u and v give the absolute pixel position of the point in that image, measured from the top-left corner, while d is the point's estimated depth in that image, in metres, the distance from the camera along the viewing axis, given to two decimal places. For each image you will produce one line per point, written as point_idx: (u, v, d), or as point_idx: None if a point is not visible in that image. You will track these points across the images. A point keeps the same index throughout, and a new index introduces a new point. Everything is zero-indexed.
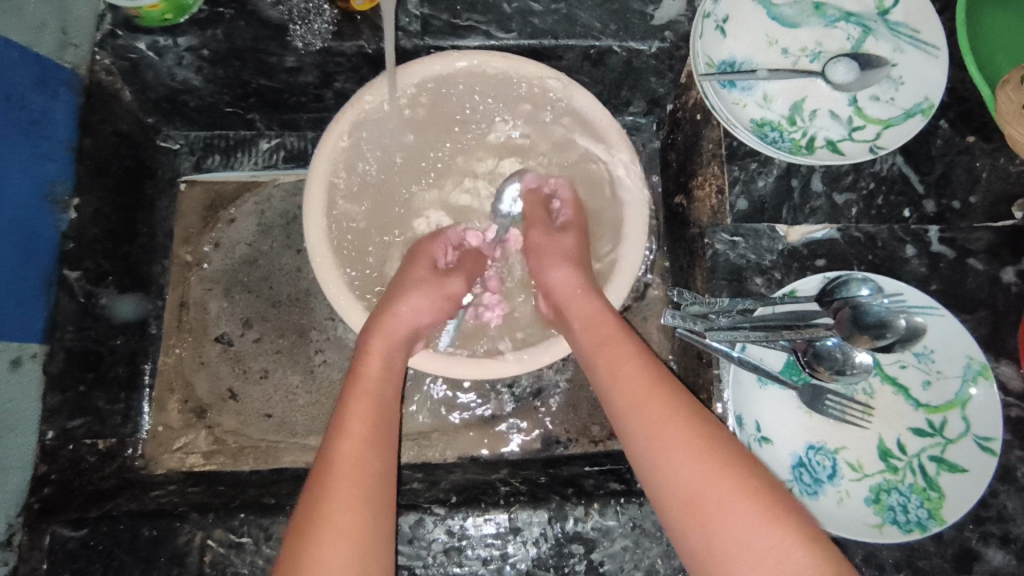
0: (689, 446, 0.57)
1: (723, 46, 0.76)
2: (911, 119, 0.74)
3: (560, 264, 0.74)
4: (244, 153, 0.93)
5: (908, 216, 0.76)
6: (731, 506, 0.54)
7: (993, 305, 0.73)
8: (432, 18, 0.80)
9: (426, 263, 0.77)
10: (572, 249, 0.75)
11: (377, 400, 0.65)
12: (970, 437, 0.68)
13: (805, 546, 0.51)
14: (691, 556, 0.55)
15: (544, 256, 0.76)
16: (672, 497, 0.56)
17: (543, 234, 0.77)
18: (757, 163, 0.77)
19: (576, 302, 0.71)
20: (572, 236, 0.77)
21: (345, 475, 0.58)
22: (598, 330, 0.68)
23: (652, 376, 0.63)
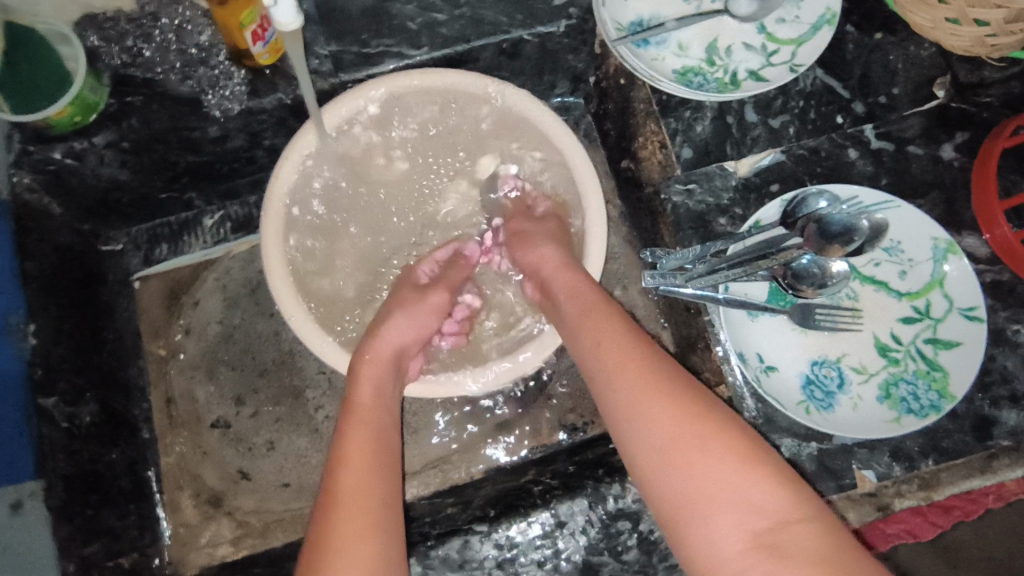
0: (669, 399, 0.57)
1: (628, 8, 0.78)
2: (820, 31, 0.77)
3: (540, 244, 0.75)
4: (191, 234, 0.91)
5: (842, 122, 0.78)
6: (710, 454, 0.53)
7: (942, 184, 0.76)
8: (342, 54, 0.81)
9: (411, 282, 0.79)
10: (553, 233, 0.77)
11: (369, 420, 0.64)
12: (955, 312, 0.71)
13: (788, 490, 0.51)
14: (670, 500, 0.53)
15: (528, 239, 0.77)
16: (652, 445, 0.56)
17: (525, 223, 0.79)
18: (690, 110, 0.78)
19: (551, 282, 0.72)
20: (549, 222, 0.79)
21: (348, 500, 0.57)
22: (582, 297, 0.69)
23: (635, 335, 0.63)
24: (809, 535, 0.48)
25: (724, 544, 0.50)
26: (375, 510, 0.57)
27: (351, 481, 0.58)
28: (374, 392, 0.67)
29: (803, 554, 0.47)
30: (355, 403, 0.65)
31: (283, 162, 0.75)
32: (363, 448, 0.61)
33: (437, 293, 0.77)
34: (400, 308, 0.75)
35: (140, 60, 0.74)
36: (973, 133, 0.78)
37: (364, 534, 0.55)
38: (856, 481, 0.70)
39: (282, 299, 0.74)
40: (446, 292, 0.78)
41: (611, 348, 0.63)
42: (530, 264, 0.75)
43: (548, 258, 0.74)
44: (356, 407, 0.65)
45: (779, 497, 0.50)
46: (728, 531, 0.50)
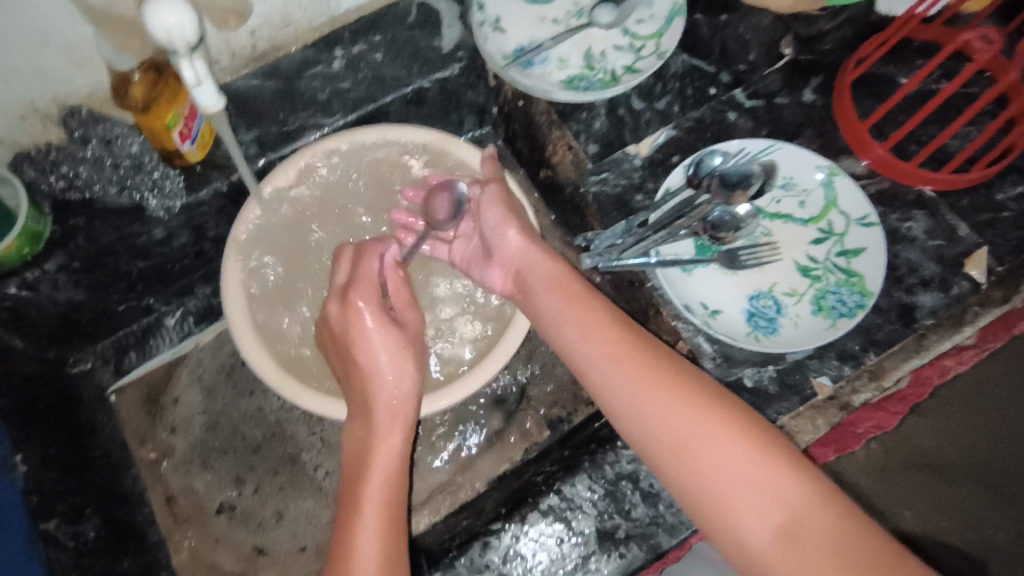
0: (671, 392, 0.58)
1: (508, 39, 0.89)
2: (674, 22, 0.89)
3: (504, 231, 0.76)
4: (157, 336, 0.93)
5: (716, 91, 0.90)
6: (715, 449, 0.55)
7: (812, 122, 0.88)
8: (265, 135, 0.91)
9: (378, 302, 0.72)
10: (514, 208, 0.78)
11: (383, 488, 0.65)
12: (854, 224, 0.81)
13: (797, 473, 0.53)
14: (685, 492, 0.56)
15: (508, 209, 0.78)
16: (659, 440, 0.58)
17: (501, 189, 0.79)
18: (585, 112, 0.88)
19: (527, 273, 0.75)
20: (510, 199, 0.80)
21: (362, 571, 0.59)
22: (563, 293, 0.70)
23: (619, 334, 0.65)
24: (823, 516, 0.51)
25: (749, 534, 0.52)
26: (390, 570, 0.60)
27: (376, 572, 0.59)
28: (387, 458, 0.67)
29: (818, 538, 0.50)
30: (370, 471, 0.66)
31: (234, 233, 0.81)
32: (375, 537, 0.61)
33: (410, 316, 0.74)
34: (395, 346, 0.71)
35: (77, 182, 0.79)
36: (824, 76, 0.90)
37: None
38: (815, 389, 0.76)
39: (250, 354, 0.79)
40: (415, 317, 0.75)
41: (605, 344, 0.64)
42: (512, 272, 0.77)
43: (516, 249, 0.75)
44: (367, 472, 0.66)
45: (789, 483, 0.53)
46: (749, 523, 0.52)
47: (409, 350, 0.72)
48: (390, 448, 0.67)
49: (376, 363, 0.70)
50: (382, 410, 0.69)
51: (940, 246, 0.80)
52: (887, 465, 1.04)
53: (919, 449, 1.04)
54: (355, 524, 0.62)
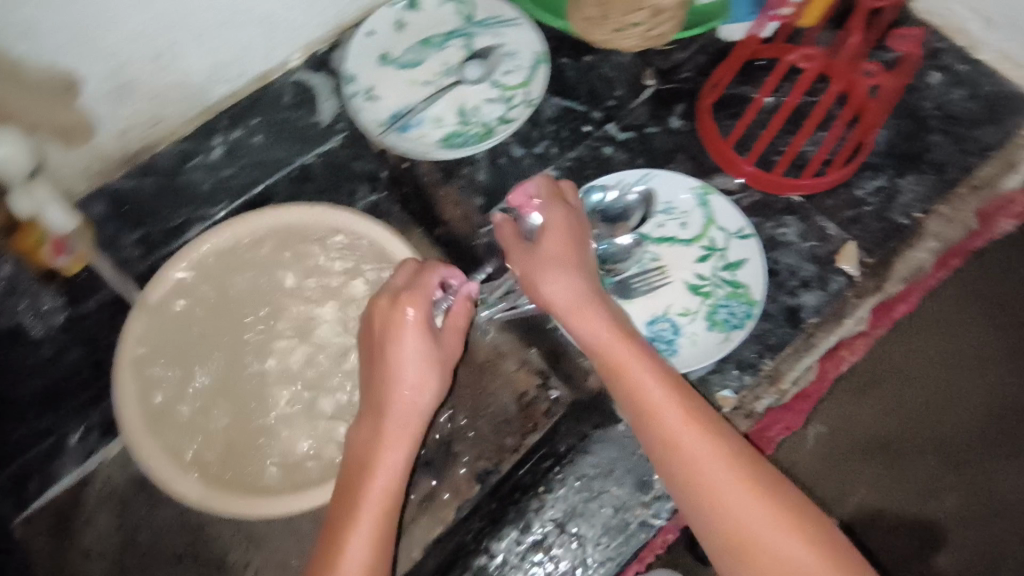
0: (711, 450, 0.59)
1: (382, 107, 0.91)
2: (538, 69, 0.92)
3: (546, 279, 0.71)
4: (61, 457, 0.87)
5: (589, 129, 0.94)
6: (746, 505, 0.56)
7: (682, 146, 0.93)
8: (151, 235, 0.89)
9: (417, 325, 0.68)
10: (563, 258, 0.71)
11: (384, 497, 0.64)
12: (732, 238, 0.84)
13: (824, 551, 0.54)
14: (706, 535, 0.57)
15: (546, 269, 0.71)
16: (686, 487, 0.59)
17: (524, 255, 0.73)
18: (467, 167, 0.92)
19: (558, 303, 0.70)
20: (552, 236, 0.73)
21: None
22: (592, 335, 0.68)
23: (649, 363, 0.64)
24: None
25: None
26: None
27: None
28: (389, 469, 0.65)
29: None
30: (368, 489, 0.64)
31: (124, 337, 0.78)
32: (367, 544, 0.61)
33: (451, 336, 0.71)
34: (427, 360, 0.68)
35: None
36: (688, 102, 0.95)
37: None
38: (720, 403, 0.79)
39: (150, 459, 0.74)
40: (457, 342, 0.72)
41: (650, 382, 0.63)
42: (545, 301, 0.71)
43: (560, 300, 0.70)
44: (367, 480, 0.65)
45: (813, 560, 0.54)
46: None
47: (433, 356, 0.69)
48: (392, 459, 0.65)
49: (391, 370, 0.68)
50: (392, 420, 0.67)
51: (814, 247, 0.85)
52: (835, 447, 0.89)
53: (865, 428, 0.89)
54: (349, 533, 0.62)
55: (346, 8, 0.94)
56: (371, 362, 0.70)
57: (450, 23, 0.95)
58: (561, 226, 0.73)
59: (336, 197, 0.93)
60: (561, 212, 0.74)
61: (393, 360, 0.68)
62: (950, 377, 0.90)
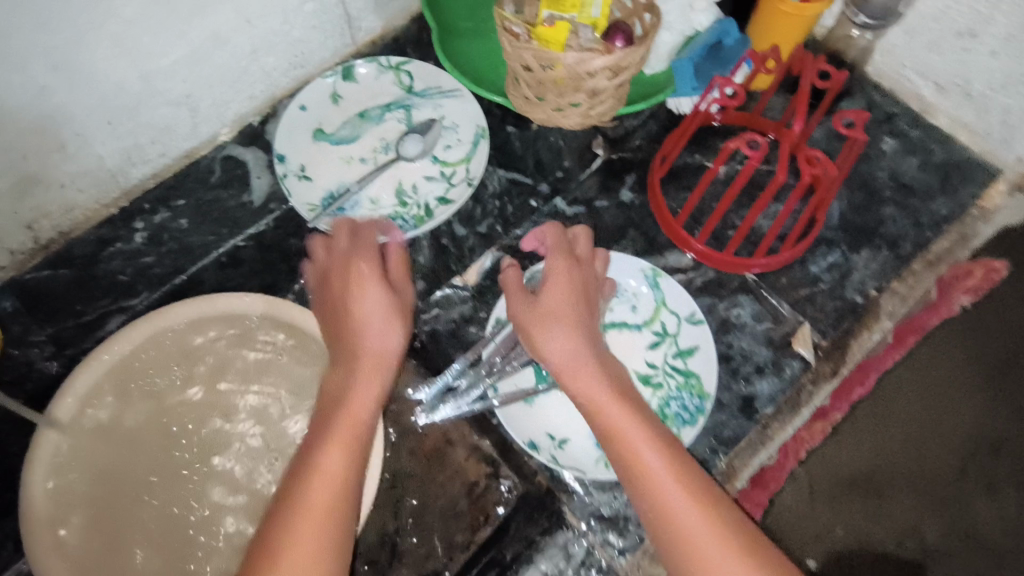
0: (697, 507, 0.59)
1: (316, 186, 0.86)
2: (479, 144, 0.88)
3: (550, 330, 0.67)
4: None
5: (536, 205, 0.90)
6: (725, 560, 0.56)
7: (633, 222, 0.89)
8: (62, 332, 0.81)
9: (371, 258, 0.72)
10: (571, 279, 0.70)
11: (353, 446, 0.62)
12: (683, 322, 0.81)
13: None
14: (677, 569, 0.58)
15: (555, 281, 0.70)
16: (670, 530, 0.58)
17: (526, 298, 0.70)
18: (407, 248, 0.87)
19: (548, 309, 0.68)
20: (559, 265, 0.71)
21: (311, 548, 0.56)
22: (581, 366, 0.65)
23: (622, 402, 0.64)
24: None
25: None
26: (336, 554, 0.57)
27: (309, 515, 0.57)
28: (359, 417, 0.64)
29: None
30: (338, 444, 0.62)
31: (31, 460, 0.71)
32: (340, 489, 0.59)
33: (401, 287, 0.72)
34: (375, 285, 0.70)
35: None
36: (638, 173, 0.92)
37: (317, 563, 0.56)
38: None
39: None
40: (406, 288, 0.73)
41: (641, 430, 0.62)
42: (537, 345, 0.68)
43: (556, 338, 0.67)
44: (344, 433, 0.62)
45: None
46: None
47: (394, 306, 0.70)
48: (366, 391, 0.65)
49: (354, 306, 0.69)
50: (371, 370, 0.66)
51: (768, 330, 0.82)
52: (816, 487, 0.84)
53: (844, 465, 0.84)
54: (314, 492, 0.59)
55: (278, 80, 0.90)
56: (339, 289, 0.71)
57: (388, 93, 0.92)
58: (563, 275, 0.70)
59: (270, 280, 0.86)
60: (565, 261, 0.71)
61: (355, 287, 0.70)
62: (943, 414, 0.87)
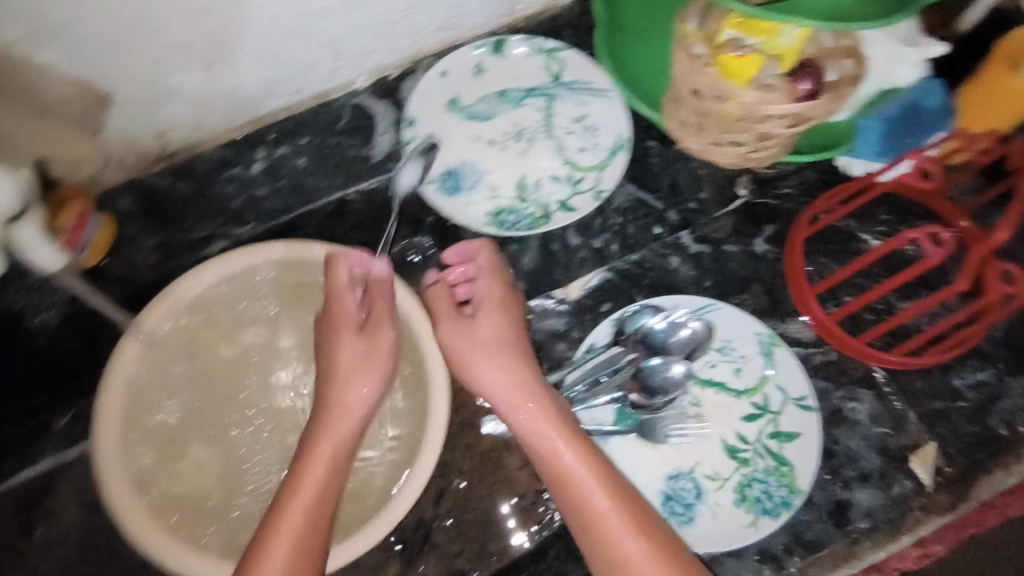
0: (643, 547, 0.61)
1: (438, 159, 0.83)
2: (617, 156, 0.82)
3: (482, 359, 0.70)
4: (43, 438, 0.87)
5: (660, 232, 0.83)
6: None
7: (761, 276, 0.81)
8: (168, 241, 0.83)
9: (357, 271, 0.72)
10: (501, 321, 0.72)
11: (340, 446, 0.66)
12: (790, 403, 0.73)
13: None
14: None
15: (500, 303, 0.73)
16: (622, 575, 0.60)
17: (453, 323, 0.72)
18: (517, 243, 0.82)
19: (471, 335, 0.71)
20: (489, 287, 0.74)
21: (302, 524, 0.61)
22: (520, 400, 0.68)
23: (567, 431, 0.67)
24: None
25: None
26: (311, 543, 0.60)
27: (318, 470, 0.64)
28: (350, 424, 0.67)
29: None
30: (318, 442, 0.66)
31: (118, 353, 0.74)
32: (314, 499, 0.62)
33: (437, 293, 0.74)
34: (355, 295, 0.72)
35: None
36: (780, 225, 0.83)
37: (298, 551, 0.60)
38: None
39: (112, 493, 0.70)
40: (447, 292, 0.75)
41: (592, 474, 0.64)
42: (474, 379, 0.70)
43: (495, 373, 0.70)
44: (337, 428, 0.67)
45: None
46: None
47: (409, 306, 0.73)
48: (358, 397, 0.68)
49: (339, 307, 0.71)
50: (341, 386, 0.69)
51: (885, 436, 0.72)
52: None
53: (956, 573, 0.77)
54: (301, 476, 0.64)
55: (425, 38, 0.85)
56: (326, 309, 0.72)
57: (534, 78, 0.86)
58: (495, 308, 0.72)
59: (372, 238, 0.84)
60: (495, 284, 0.74)
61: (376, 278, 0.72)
62: None
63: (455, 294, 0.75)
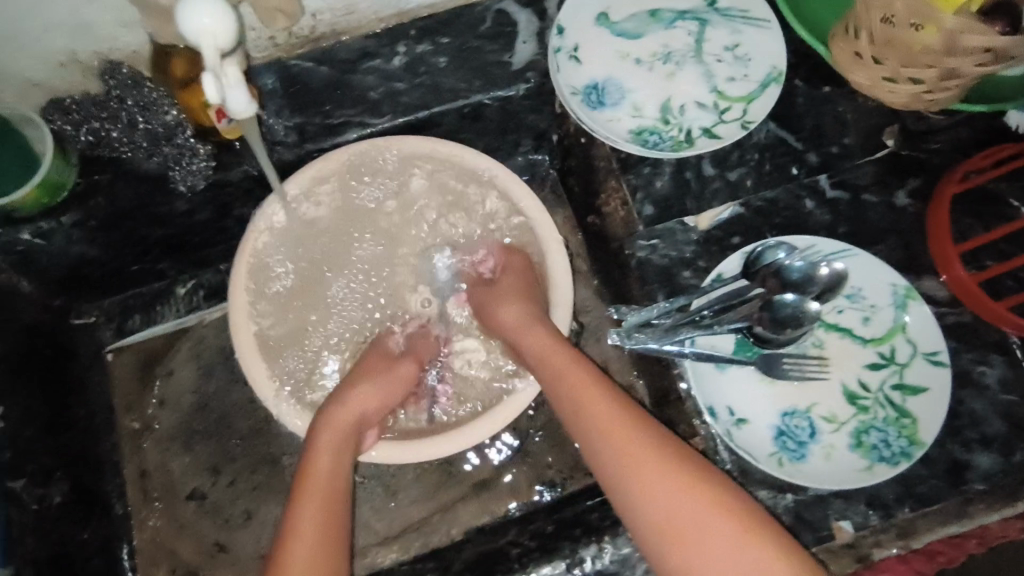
0: (667, 474, 0.61)
1: (581, 72, 0.80)
2: (768, 88, 0.78)
3: (500, 306, 0.75)
4: (164, 304, 0.91)
5: (797, 173, 0.81)
6: (709, 524, 0.58)
7: (899, 229, 0.79)
8: (307, 125, 0.83)
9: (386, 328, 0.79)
10: (519, 289, 0.76)
11: (338, 434, 0.66)
12: (919, 357, 0.72)
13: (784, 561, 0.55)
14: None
15: (525, 273, 0.78)
16: (655, 520, 0.60)
17: (485, 290, 0.79)
18: (649, 167, 0.80)
19: (489, 305, 0.77)
20: (508, 275, 0.78)
21: (313, 490, 0.62)
22: (553, 360, 0.71)
23: (584, 374, 0.69)
24: None
25: None
26: (331, 504, 0.61)
27: (318, 457, 0.64)
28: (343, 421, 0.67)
29: None
30: (323, 427, 0.67)
31: (256, 220, 0.75)
32: (331, 465, 0.64)
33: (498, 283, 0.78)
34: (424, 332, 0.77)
35: (106, 141, 0.76)
36: (924, 179, 0.80)
37: (324, 510, 0.61)
38: (833, 532, 0.69)
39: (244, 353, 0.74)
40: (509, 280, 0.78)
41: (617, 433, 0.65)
42: (499, 325, 0.76)
43: (510, 325, 0.74)
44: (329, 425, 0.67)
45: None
46: None
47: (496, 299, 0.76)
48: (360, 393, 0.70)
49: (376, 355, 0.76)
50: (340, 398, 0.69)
51: (1013, 404, 0.71)
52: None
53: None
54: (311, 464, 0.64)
55: None
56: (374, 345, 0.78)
57: None
58: (517, 270, 0.78)
59: (500, 146, 0.94)
60: (518, 258, 0.80)
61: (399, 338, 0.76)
62: None
63: (482, 274, 0.81)
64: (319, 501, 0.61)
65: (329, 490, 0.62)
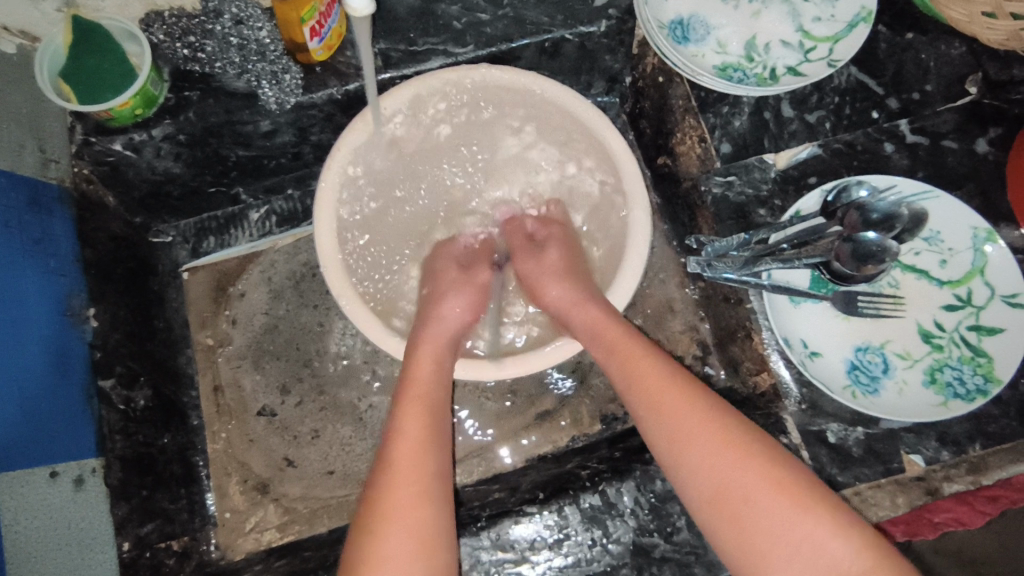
0: (714, 440, 0.57)
1: (668, 7, 0.81)
2: (856, 28, 0.79)
3: (550, 283, 0.76)
4: (237, 227, 0.93)
5: (878, 117, 0.80)
6: (760, 490, 0.54)
7: (978, 176, 0.78)
8: (390, 51, 0.81)
9: (446, 260, 0.82)
10: (561, 267, 0.78)
11: (432, 350, 0.70)
12: (998, 299, 0.72)
13: (844, 531, 0.51)
14: (726, 550, 0.55)
15: (569, 249, 0.80)
16: (699, 489, 0.57)
17: (528, 263, 0.80)
18: (728, 106, 0.80)
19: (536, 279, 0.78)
20: (552, 252, 0.79)
21: (415, 390, 0.65)
22: (609, 333, 0.69)
23: (638, 340, 0.67)
24: None
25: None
26: (432, 407, 0.64)
27: (420, 364, 0.68)
28: (440, 339, 0.71)
29: None
30: (422, 341, 0.71)
31: (345, 136, 0.76)
32: (433, 370, 0.68)
33: (546, 252, 0.80)
34: (455, 294, 0.77)
35: (201, 55, 0.76)
36: (1007, 128, 0.80)
37: (423, 411, 0.63)
38: (903, 464, 0.71)
39: (328, 266, 0.74)
40: (554, 251, 0.80)
41: (659, 395, 0.62)
42: (550, 296, 0.76)
43: (556, 296, 0.75)
44: (422, 342, 0.70)
45: (846, 546, 0.51)
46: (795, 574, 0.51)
47: (548, 268, 0.78)
48: (453, 310, 0.75)
49: (437, 300, 0.76)
50: (432, 328, 0.72)
51: None
52: None
53: None
54: (412, 369, 0.67)
55: None
56: (430, 288, 0.79)
57: None
58: (560, 246, 0.80)
59: (574, 84, 0.94)
60: (558, 230, 0.83)
61: (444, 288, 0.77)
62: None
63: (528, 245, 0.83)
64: (419, 402, 0.64)
65: (425, 394, 0.65)
